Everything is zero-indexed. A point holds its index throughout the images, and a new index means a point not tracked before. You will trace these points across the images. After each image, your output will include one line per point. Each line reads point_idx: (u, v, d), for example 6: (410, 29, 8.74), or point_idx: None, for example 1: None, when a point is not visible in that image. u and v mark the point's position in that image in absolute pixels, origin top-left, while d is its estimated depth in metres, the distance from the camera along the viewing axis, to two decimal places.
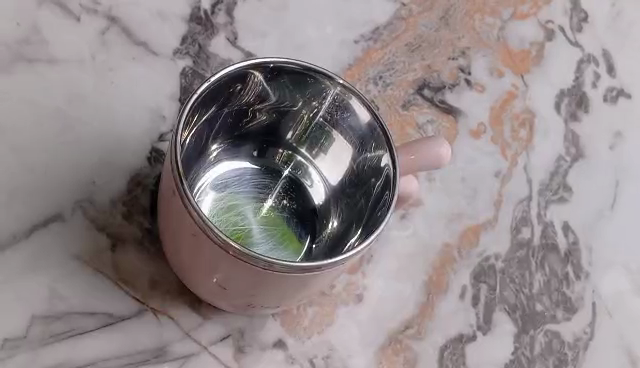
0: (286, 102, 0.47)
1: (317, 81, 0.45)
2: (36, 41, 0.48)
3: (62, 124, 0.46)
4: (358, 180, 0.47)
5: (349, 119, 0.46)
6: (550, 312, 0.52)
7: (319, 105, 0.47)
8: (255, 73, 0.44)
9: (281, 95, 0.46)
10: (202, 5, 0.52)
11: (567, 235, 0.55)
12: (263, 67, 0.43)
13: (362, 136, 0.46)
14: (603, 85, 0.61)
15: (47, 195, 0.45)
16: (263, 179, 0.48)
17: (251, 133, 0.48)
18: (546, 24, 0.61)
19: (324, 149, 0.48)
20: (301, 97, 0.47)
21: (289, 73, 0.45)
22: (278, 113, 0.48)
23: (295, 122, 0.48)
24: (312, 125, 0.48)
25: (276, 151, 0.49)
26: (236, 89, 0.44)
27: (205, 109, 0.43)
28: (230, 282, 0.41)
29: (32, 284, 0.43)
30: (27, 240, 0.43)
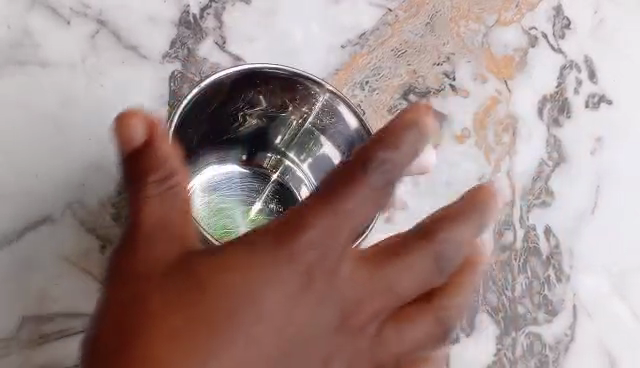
0: (276, 107, 0.49)
1: (307, 87, 0.47)
2: (26, 44, 0.48)
3: (54, 126, 0.47)
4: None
5: (336, 123, 0.48)
6: (532, 314, 0.55)
7: (309, 109, 0.48)
8: (247, 80, 0.45)
9: (271, 101, 0.48)
10: (191, 9, 0.53)
11: (549, 239, 0.57)
12: (258, 69, 0.44)
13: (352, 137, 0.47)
14: (584, 92, 0.62)
15: (35, 198, 0.46)
16: (252, 183, 0.49)
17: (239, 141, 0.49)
18: (529, 31, 0.61)
19: (312, 155, 0.50)
20: (290, 104, 0.48)
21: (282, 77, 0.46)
22: (267, 118, 0.49)
23: (284, 130, 0.50)
24: (301, 130, 0.50)
25: (266, 155, 0.50)
26: (230, 95, 0.46)
27: (205, 114, 0.45)
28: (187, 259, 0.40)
29: (22, 284, 0.45)
30: (17, 241, 0.46)
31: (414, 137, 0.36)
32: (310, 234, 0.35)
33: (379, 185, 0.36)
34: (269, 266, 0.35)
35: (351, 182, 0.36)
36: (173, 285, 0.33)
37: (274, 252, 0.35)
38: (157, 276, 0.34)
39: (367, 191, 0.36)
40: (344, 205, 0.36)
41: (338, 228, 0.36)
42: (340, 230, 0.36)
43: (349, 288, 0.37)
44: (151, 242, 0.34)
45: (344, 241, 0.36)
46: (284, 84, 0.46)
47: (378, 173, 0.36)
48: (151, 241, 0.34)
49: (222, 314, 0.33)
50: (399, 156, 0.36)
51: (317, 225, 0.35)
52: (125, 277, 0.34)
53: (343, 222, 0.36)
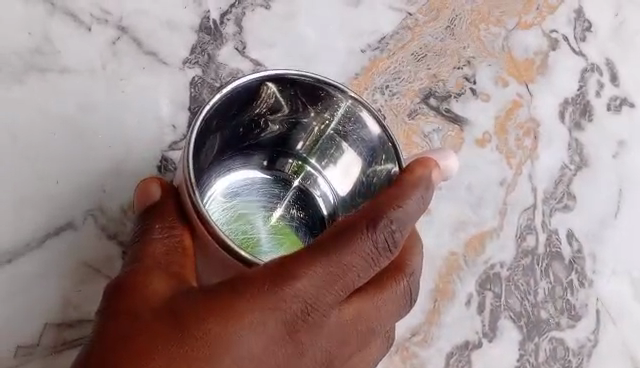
0: (297, 114, 0.48)
1: (329, 94, 0.46)
2: (47, 51, 0.48)
3: (75, 133, 0.48)
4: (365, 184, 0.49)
5: (357, 126, 0.48)
6: (554, 319, 0.55)
7: (329, 113, 0.48)
8: (269, 85, 0.44)
9: (292, 106, 0.47)
10: (211, 15, 0.53)
11: (571, 243, 0.57)
12: (279, 75, 0.44)
13: (374, 141, 0.47)
14: (606, 95, 0.62)
15: (57, 204, 0.47)
16: (273, 189, 0.50)
17: (260, 146, 0.50)
18: (550, 34, 0.61)
19: (333, 160, 0.50)
20: (312, 109, 0.48)
21: (302, 82, 0.45)
22: (289, 124, 0.49)
23: (306, 135, 0.50)
24: (321, 137, 0.50)
25: (287, 161, 0.51)
26: (251, 100, 0.45)
27: (225, 121, 0.45)
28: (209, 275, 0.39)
29: (44, 291, 0.45)
30: (39, 247, 0.46)
31: (417, 199, 0.38)
32: (299, 286, 0.35)
33: (385, 242, 0.37)
34: (252, 312, 0.35)
35: (358, 235, 0.36)
36: (162, 326, 0.35)
37: (260, 298, 0.35)
38: (149, 313, 0.35)
39: (370, 245, 0.36)
40: (346, 257, 0.36)
41: (335, 280, 0.36)
42: (336, 281, 0.36)
43: (336, 330, 0.37)
44: (150, 277, 0.37)
45: (333, 292, 0.36)
46: (304, 89, 0.46)
47: (384, 229, 0.36)
48: (151, 275, 0.37)
49: (204, 357, 0.34)
50: (407, 216, 0.37)
51: (309, 275, 0.35)
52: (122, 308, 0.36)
53: (341, 274, 0.36)
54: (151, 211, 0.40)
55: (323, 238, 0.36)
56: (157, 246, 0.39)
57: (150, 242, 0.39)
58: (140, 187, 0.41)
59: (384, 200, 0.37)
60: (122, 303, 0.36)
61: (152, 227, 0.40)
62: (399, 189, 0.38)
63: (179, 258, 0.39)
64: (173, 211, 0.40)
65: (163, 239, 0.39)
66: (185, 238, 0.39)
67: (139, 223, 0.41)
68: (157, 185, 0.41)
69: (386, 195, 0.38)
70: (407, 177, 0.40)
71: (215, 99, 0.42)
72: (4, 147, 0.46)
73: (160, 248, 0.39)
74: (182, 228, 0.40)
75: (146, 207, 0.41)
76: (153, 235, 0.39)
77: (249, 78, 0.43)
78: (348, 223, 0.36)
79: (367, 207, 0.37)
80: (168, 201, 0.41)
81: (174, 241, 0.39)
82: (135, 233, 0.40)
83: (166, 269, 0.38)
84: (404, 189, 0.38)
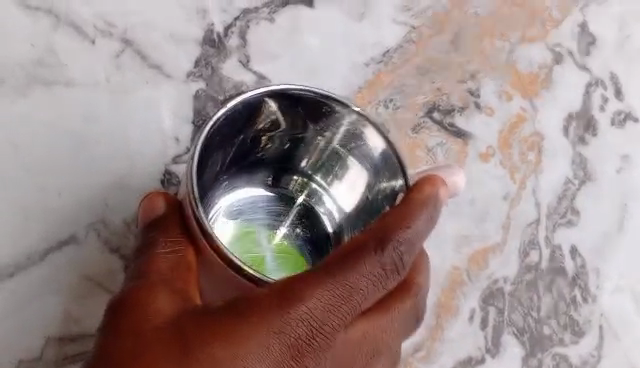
0: (300, 131, 0.48)
1: (332, 109, 0.46)
2: (52, 64, 0.48)
3: (78, 147, 0.48)
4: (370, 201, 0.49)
5: (360, 143, 0.47)
6: (557, 335, 0.55)
7: (333, 130, 0.48)
8: (271, 102, 0.44)
9: (293, 124, 0.47)
10: (215, 28, 0.53)
11: (574, 259, 0.57)
12: (280, 90, 0.44)
13: (379, 157, 0.47)
14: (611, 109, 0.62)
15: (60, 218, 0.46)
16: (277, 206, 0.50)
17: (263, 162, 0.50)
18: (554, 48, 0.61)
19: (338, 176, 0.50)
20: (313, 126, 0.47)
21: (304, 98, 0.45)
22: (292, 141, 0.49)
23: (309, 152, 0.50)
24: (325, 153, 0.49)
25: (292, 177, 0.51)
26: (253, 115, 0.45)
27: (228, 138, 0.45)
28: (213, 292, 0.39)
29: (46, 305, 0.45)
30: (41, 262, 0.46)
31: (424, 219, 0.39)
32: (306, 307, 0.35)
33: (392, 262, 0.37)
34: (259, 335, 0.34)
35: (366, 256, 0.36)
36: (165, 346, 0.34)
37: (265, 318, 0.35)
38: (152, 333, 0.35)
39: (378, 265, 0.36)
40: (354, 278, 0.36)
41: (342, 301, 0.36)
42: (343, 303, 0.36)
43: (340, 351, 0.37)
44: (156, 295, 0.36)
45: (339, 314, 0.36)
46: (306, 106, 0.46)
47: (391, 250, 0.37)
48: (156, 291, 0.37)
49: None
50: (412, 236, 0.38)
51: (317, 297, 0.35)
52: (125, 329, 0.35)
53: (348, 295, 0.36)
54: (155, 225, 0.40)
55: (331, 257, 0.36)
56: (161, 260, 0.38)
57: (155, 257, 0.39)
58: (145, 203, 0.41)
59: (392, 221, 0.38)
60: (126, 321, 0.36)
61: (156, 241, 0.39)
62: (408, 210, 0.39)
63: (184, 273, 0.38)
64: (177, 226, 0.40)
65: (168, 254, 0.39)
66: (189, 254, 0.39)
67: (143, 237, 0.40)
68: (161, 201, 0.41)
69: (394, 215, 0.38)
70: (414, 197, 0.40)
71: (218, 115, 0.42)
72: (7, 161, 0.46)
73: (165, 263, 0.38)
74: (186, 244, 0.39)
75: (151, 220, 0.41)
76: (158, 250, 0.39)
77: (250, 95, 0.43)
78: (356, 243, 0.37)
79: (376, 227, 0.38)
80: (172, 216, 0.40)
81: (179, 257, 0.39)
82: (138, 246, 0.40)
83: (172, 287, 0.37)
84: (411, 209, 0.39)
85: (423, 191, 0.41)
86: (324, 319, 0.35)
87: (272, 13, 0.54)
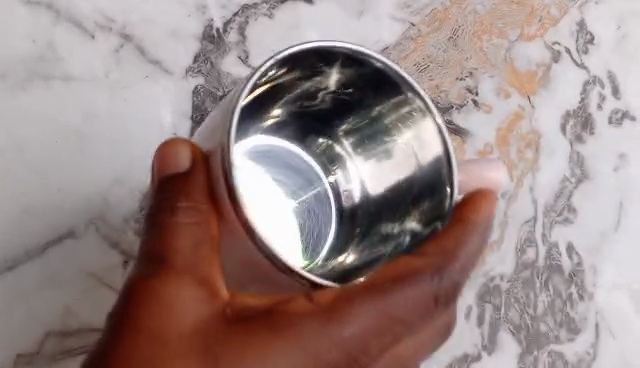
0: (348, 94, 0.46)
1: (395, 88, 0.44)
2: (51, 58, 0.48)
3: (78, 143, 0.48)
4: (397, 212, 0.45)
5: (410, 135, 0.44)
6: (553, 332, 0.57)
7: (383, 103, 0.45)
8: (336, 56, 0.43)
9: (343, 85, 0.45)
10: (215, 23, 0.52)
11: (571, 257, 0.58)
12: (350, 49, 0.42)
13: (422, 167, 0.44)
14: (608, 107, 0.62)
15: (60, 214, 0.47)
16: (302, 168, 0.50)
17: (295, 115, 0.48)
18: (552, 46, 0.61)
19: (368, 153, 0.48)
20: (366, 94, 0.45)
21: (369, 66, 0.43)
22: (337, 102, 0.47)
23: (348, 116, 0.47)
24: (366, 123, 0.47)
25: (319, 138, 0.49)
26: (307, 63, 0.43)
27: (271, 81, 0.43)
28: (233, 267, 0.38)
29: (45, 299, 0.46)
30: (40, 256, 0.46)
31: (478, 242, 0.38)
32: (347, 332, 0.34)
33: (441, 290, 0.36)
34: (302, 338, 0.34)
35: (417, 281, 0.36)
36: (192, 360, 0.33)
37: (305, 341, 0.34)
38: (181, 341, 0.34)
39: (427, 292, 0.36)
40: (402, 304, 0.35)
41: (385, 329, 0.35)
42: (387, 329, 0.35)
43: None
44: (181, 290, 0.34)
45: (382, 341, 0.35)
46: (368, 74, 0.44)
47: (443, 277, 0.36)
48: (183, 284, 0.34)
49: None
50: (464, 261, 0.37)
51: (360, 320, 0.35)
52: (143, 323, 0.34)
53: (392, 321, 0.35)
54: (173, 183, 0.37)
55: (378, 276, 0.36)
56: (185, 234, 0.35)
57: (178, 227, 0.35)
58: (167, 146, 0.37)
59: (446, 244, 0.37)
60: (146, 318, 0.34)
61: (177, 205, 0.36)
62: (463, 232, 0.38)
63: (207, 250, 0.35)
64: (202, 188, 0.37)
65: (193, 227, 0.36)
66: (212, 219, 0.36)
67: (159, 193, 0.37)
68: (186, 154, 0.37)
69: (445, 235, 0.38)
70: (472, 216, 0.39)
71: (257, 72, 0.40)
72: (10, 158, 0.46)
73: (188, 239, 0.35)
74: (210, 209, 0.37)
75: (169, 174, 0.37)
76: (179, 220, 0.36)
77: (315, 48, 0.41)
78: (409, 265, 0.36)
79: (425, 250, 0.37)
80: (197, 175, 0.37)
81: (204, 228, 0.36)
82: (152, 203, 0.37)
83: (198, 274, 0.35)
84: (466, 230, 0.38)
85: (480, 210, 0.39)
86: (365, 346, 0.35)
87: (272, 8, 0.54)
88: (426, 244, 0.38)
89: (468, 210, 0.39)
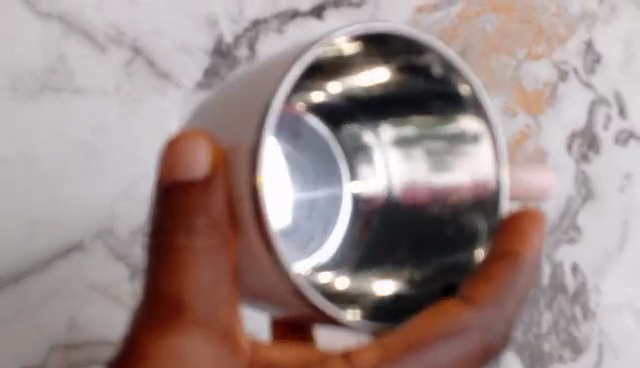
0: (401, 84, 0.42)
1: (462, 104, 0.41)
2: (62, 71, 0.47)
3: (88, 155, 0.48)
4: (422, 246, 0.42)
5: (454, 151, 0.43)
6: (557, 352, 0.59)
7: (437, 113, 0.42)
8: (419, 51, 0.39)
9: (402, 75, 0.41)
10: (225, 37, 0.53)
11: (576, 276, 0.60)
12: (433, 51, 0.38)
13: (465, 192, 0.42)
14: (614, 128, 0.63)
15: (69, 227, 0.48)
16: (327, 150, 0.49)
17: (342, 95, 0.45)
18: (560, 65, 0.61)
19: (404, 155, 0.46)
20: (424, 93, 0.42)
21: (444, 77, 0.40)
22: (384, 92, 0.44)
23: (388, 115, 0.45)
24: (408, 122, 0.44)
25: (348, 128, 0.48)
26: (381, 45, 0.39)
27: (327, 62, 0.40)
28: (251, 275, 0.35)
29: (51, 311, 0.47)
30: (46, 269, 0.47)
31: (522, 281, 0.38)
32: None
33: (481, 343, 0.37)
34: None
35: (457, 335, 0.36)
36: None
37: None
38: None
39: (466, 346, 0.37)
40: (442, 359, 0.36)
41: None
42: None
43: None
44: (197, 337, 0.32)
45: None
46: (440, 83, 0.40)
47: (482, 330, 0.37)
48: (197, 328, 0.32)
49: None
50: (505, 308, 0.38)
51: None
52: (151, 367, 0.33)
53: None
54: (185, 197, 0.31)
55: (412, 327, 0.36)
56: (204, 269, 0.32)
57: (193, 260, 0.32)
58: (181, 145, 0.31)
59: (494, 288, 0.37)
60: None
61: (192, 228, 0.32)
62: (506, 276, 0.37)
63: (227, 286, 0.33)
64: (222, 199, 0.32)
65: (214, 259, 0.32)
66: (231, 240, 0.32)
67: (168, 206, 0.31)
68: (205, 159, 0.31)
69: (485, 279, 0.38)
70: (523, 253, 0.38)
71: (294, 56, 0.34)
72: (18, 169, 0.46)
73: (210, 275, 0.32)
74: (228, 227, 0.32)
75: (179, 184, 0.31)
76: (199, 250, 0.32)
77: (395, 40, 0.38)
78: (448, 317, 0.36)
79: (465, 296, 0.38)
80: (215, 188, 0.31)
81: (224, 258, 0.32)
82: (161, 216, 0.32)
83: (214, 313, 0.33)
84: (512, 271, 0.37)
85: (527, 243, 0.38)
86: None
87: (282, 24, 0.54)
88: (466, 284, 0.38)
89: (513, 241, 0.38)
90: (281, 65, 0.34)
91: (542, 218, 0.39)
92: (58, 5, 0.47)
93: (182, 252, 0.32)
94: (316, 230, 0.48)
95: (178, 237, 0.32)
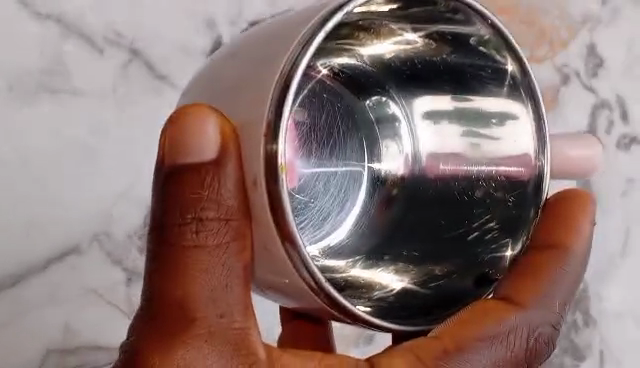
0: (434, 58, 0.40)
1: (499, 71, 0.39)
2: (59, 73, 0.47)
3: (85, 157, 0.47)
4: (453, 234, 0.41)
5: (494, 127, 0.41)
6: (558, 358, 0.60)
7: (478, 90, 0.40)
8: (459, 17, 0.36)
9: (437, 45, 0.39)
10: (224, 38, 0.52)
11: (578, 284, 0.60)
12: (479, 23, 0.36)
13: (506, 174, 0.40)
14: (616, 132, 0.62)
15: (65, 229, 0.47)
16: (347, 121, 0.44)
17: (374, 64, 0.42)
18: (561, 69, 0.61)
19: (439, 122, 0.43)
20: (459, 64, 0.39)
21: (482, 52, 0.38)
22: (412, 68, 0.41)
23: (414, 92, 0.43)
24: (441, 92, 0.41)
25: (376, 96, 0.44)
26: (416, 11, 0.36)
27: (359, 22, 0.37)
28: (269, 272, 0.33)
29: (47, 316, 0.47)
30: (42, 273, 0.47)
31: (570, 271, 0.39)
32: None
33: (534, 332, 0.37)
34: None
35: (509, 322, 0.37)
36: None
37: None
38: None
39: (519, 335, 0.37)
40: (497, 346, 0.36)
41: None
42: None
43: None
44: (204, 337, 0.31)
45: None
46: (481, 56, 0.38)
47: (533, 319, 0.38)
48: (203, 331, 0.31)
49: None
50: (554, 298, 0.38)
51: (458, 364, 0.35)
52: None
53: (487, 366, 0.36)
54: (195, 180, 0.31)
55: (454, 326, 0.36)
56: (213, 265, 0.31)
57: (203, 252, 0.31)
58: (188, 124, 0.31)
59: (545, 272, 0.38)
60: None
61: (201, 216, 0.31)
62: (554, 273, 0.39)
63: (235, 286, 0.32)
64: (231, 187, 0.31)
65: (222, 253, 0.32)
66: (242, 231, 0.32)
67: (170, 194, 0.31)
68: (214, 144, 0.31)
69: (530, 274, 0.38)
70: (569, 242, 0.40)
71: (319, 16, 0.32)
72: (13, 171, 0.46)
73: (219, 269, 0.32)
74: (240, 216, 0.32)
75: (186, 167, 0.31)
76: (205, 240, 0.31)
77: (439, 12, 0.36)
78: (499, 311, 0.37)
79: (513, 293, 0.38)
80: (226, 171, 0.31)
81: (233, 254, 0.32)
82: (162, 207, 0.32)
83: (221, 311, 0.32)
84: (556, 259, 0.39)
85: (573, 234, 0.40)
86: None
87: None
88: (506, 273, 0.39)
89: (561, 232, 0.39)
90: (299, 31, 0.32)
91: (589, 203, 0.41)
92: (60, 5, 0.47)
93: (192, 241, 0.31)
94: (333, 211, 0.42)
95: (189, 223, 0.31)
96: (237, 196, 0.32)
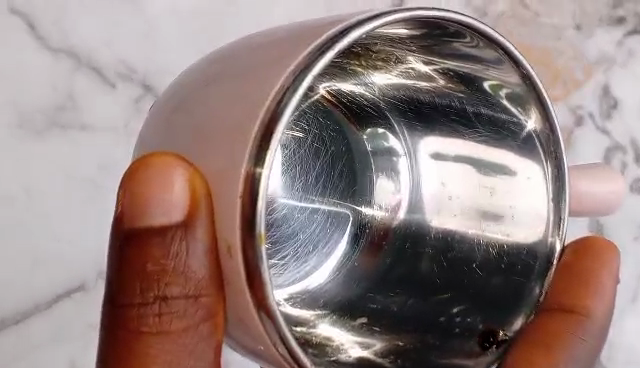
0: (437, 92, 0.41)
1: (514, 117, 0.40)
2: (71, 109, 0.47)
3: (93, 194, 0.47)
4: (456, 286, 0.41)
5: (487, 173, 0.42)
6: None
7: (486, 128, 0.41)
8: (484, 50, 0.36)
9: (448, 79, 0.40)
10: None
11: None
12: (506, 63, 0.37)
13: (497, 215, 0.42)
14: (630, 176, 0.62)
15: (71, 266, 0.47)
16: (341, 153, 0.46)
17: (383, 97, 0.43)
18: (575, 111, 0.60)
19: (441, 158, 0.44)
20: (462, 103, 0.41)
21: (489, 91, 0.40)
22: (414, 104, 0.42)
23: (422, 125, 0.43)
24: (444, 125, 0.42)
25: (375, 122, 0.45)
26: (430, 44, 0.37)
27: (362, 49, 0.38)
28: (243, 336, 0.33)
29: (51, 355, 0.47)
30: (48, 311, 0.47)
31: (591, 329, 0.43)
32: None
33: None
34: None
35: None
36: None
37: None
38: None
39: None
40: None
41: None
42: None
43: None
44: None
45: None
46: (488, 95, 0.40)
47: None
48: None
49: None
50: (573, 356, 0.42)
51: None
52: None
53: None
54: (157, 245, 0.32)
55: None
56: (172, 330, 0.33)
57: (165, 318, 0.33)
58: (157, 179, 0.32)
59: (561, 336, 0.42)
60: None
61: (164, 284, 0.33)
62: (573, 336, 0.42)
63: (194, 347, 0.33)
64: (201, 257, 0.32)
65: (187, 334, 0.33)
66: (212, 306, 0.33)
67: (131, 257, 0.32)
68: (182, 209, 0.32)
69: (544, 340, 0.42)
70: (584, 305, 0.43)
71: (319, 41, 0.31)
72: (21, 208, 0.46)
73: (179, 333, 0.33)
74: (209, 292, 0.33)
75: (148, 232, 0.32)
76: (169, 320, 0.33)
77: (446, 48, 0.37)
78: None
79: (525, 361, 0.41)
80: (196, 236, 0.32)
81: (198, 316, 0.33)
82: (119, 273, 0.33)
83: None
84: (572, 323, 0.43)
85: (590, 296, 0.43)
86: None
87: None
88: (518, 343, 0.42)
89: (573, 296, 0.43)
90: (291, 62, 0.31)
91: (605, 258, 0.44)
92: (70, 42, 0.46)
93: (155, 308, 0.33)
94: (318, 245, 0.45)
95: (152, 287, 0.32)
96: (206, 264, 0.32)
